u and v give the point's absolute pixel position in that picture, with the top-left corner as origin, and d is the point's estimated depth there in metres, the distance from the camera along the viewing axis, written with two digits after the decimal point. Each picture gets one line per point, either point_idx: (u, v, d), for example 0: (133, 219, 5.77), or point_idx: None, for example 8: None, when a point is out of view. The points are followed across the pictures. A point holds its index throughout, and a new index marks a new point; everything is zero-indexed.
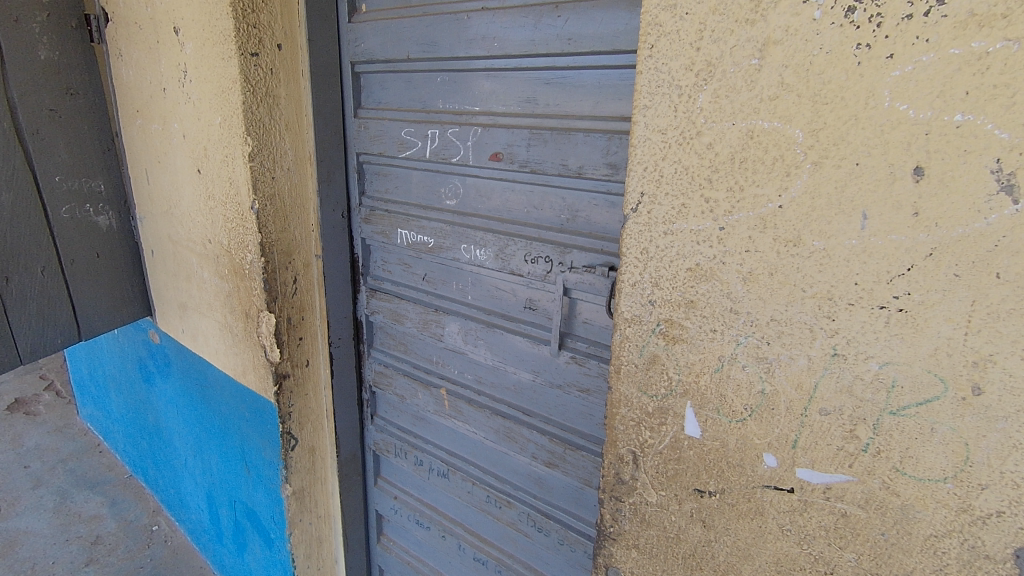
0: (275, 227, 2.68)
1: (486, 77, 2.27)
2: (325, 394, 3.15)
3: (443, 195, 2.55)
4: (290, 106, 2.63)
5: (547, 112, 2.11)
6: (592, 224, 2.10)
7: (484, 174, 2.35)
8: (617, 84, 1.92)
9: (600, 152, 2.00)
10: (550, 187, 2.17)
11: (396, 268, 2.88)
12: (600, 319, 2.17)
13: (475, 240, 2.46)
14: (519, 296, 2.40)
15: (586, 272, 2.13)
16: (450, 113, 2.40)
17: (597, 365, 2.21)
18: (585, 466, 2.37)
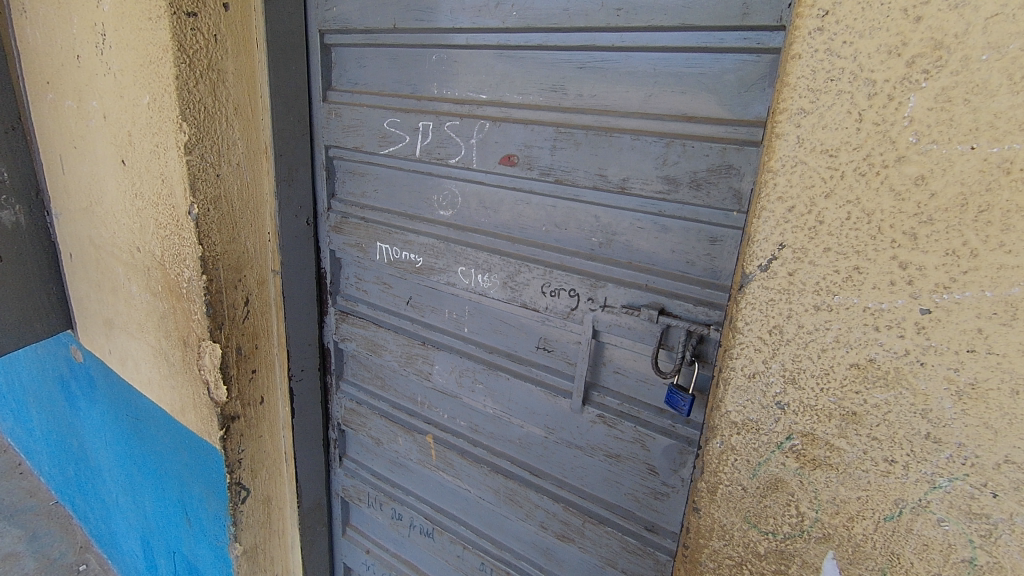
0: (220, 238, 2.16)
1: (498, 58, 1.76)
2: (284, 436, 2.63)
3: (435, 205, 2.05)
4: (239, 84, 2.07)
5: (581, 106, 1.62)
6: (634, 253, 1.64)
7: (489, 182, 1.86)
8: (680, 73, 1.45)
9: (653, 161, 1.52)
10: (580, 202, 1.69)
11: (373, 288, 2.36)
12: (637, 370, 1.73)
13: (477, 262, 1.97)
14: (531, 333, 1.94)
15: (624, 313, 1.66)
16: (447, 102, 1.89)
17: (632, 428, 1.76)
18: (608, 543, 1.92)
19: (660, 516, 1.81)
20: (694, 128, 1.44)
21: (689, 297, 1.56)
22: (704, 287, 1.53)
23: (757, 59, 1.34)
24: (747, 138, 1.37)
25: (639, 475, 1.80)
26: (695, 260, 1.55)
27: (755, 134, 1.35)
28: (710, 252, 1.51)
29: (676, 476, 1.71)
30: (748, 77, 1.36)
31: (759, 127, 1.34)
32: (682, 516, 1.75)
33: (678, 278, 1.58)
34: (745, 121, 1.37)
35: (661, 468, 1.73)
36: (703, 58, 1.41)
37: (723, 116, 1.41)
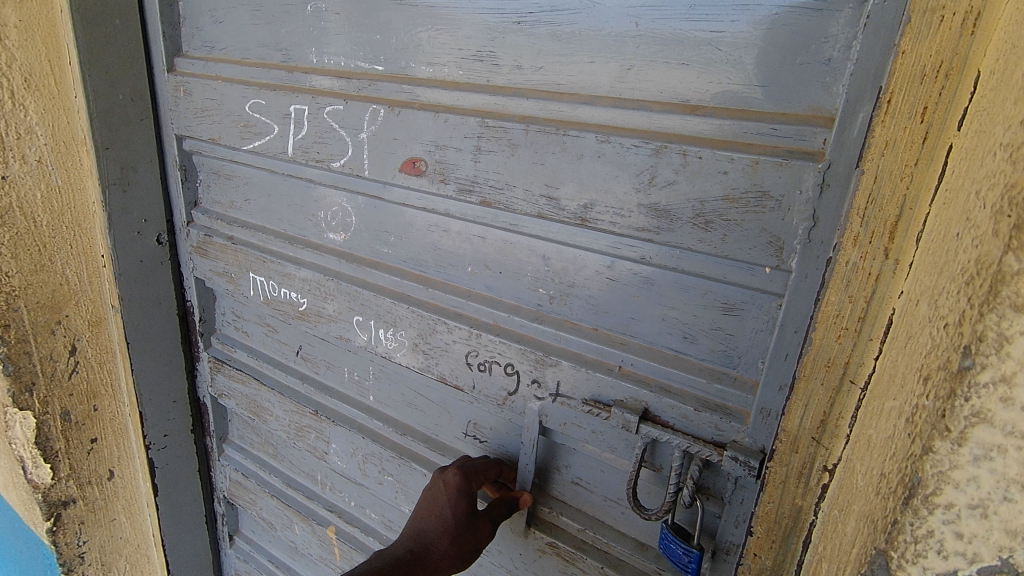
0: (20, 267, 1.57)
1: (397, 9, 1.15)
2: (147, 517, 2.00)
3: (322, 226, 1.43)
4: (30, 47, 1.45)
5: (521, 85, 1.03)
6: (601, 313, 1.07)
7: (390, 199, 1.25)
8: (679, 32, 0.86)
9: (632, 177, 0.91)
10: (520, 234, 1.10)
11: (256, 330, 1.74)
12: (605, 486, 1.16)
13: (378, 312, 1.35)
14: (456, 414, 1.36)
15: (583, 412, 1.07)
16: (327, 74, 1.26)
17: (597, 570, 1.18)
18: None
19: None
20: (702, 125, 0.85)
21: (687, 395, 0.99)
22: (711, 380, 0.96)
23: (817, 6, 0.75)
24: (794, 144, 0.79)
25: None
26: (694, 333, 0.98)
27: (812, 137, 0.77)
28: (722, 328, 0.95)
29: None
30: (797, 38, 0.78)
31: (816, 125, 0.77)
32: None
33: (669, 360, 1.01)
34: (789, 116, 0.80)
35: None
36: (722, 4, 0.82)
37: (753, 105, 0.83)
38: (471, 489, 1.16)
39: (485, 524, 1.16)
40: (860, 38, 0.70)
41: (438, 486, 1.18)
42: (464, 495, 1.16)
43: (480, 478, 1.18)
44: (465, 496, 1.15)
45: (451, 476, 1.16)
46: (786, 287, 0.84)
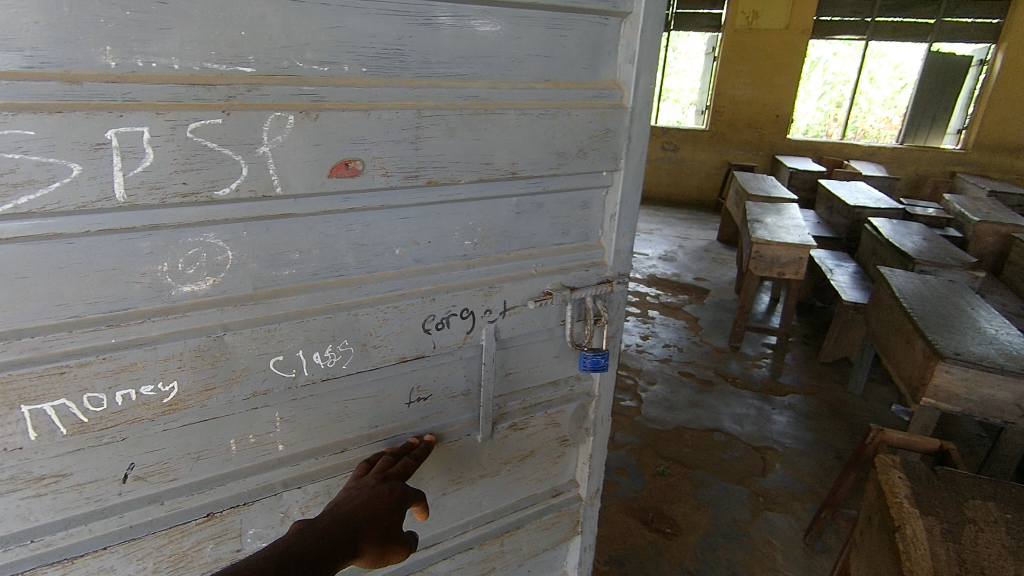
0: None
1: (269, 3, 1.13)
2: None
3: (169, 280, 1.21)
4: None
5: (432, 77, 1.32)
6: (515, 240, 1.58)
7: (307, 212, 1.28)
8: (544, 38, 1.43)
9: (537, 140, 1.47)
10: (455, 202, 1.45)
11: (18, 505, 1.21)
12: (535, 355, 1.76)
13: (307, 336, 1.35)
14: (398, 389, 1.56)
15: (533, 306, 1.63)
16: (158, 82, 1.07)
17: (543, 416, 1.83)
18: (529, 539, 1.94)
19: (562, 477, 1.98)
20: (567, 95, 1.49)
21: (578, 268, 1.69)
22: (585, 250, 1.70)
23: (604, 23, 1.50)
24: (611, 101, 1.56)
25: (551, 452, 1.92)
26: (570, 229, 1.66)
27: (615, 95, 1.57)
28: (582, 217, 1.67)
29: (578, 430, 1.93)
30: (602, 36, 1.51)
31: (615, 88, 1.56)
32: (581, 464, 1.99)
33: (560, 250, 1.67)
34: (603, 84, 1.55)
35: (569, 431, 1.91)
36: (568, 18, 1.44)
37: (586, 78, 1.53)
38: (404, 503, 1.36)
39: (393, 546, 1.29)
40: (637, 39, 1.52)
41: (380, 488, 1.35)
42: (400, 503, 1.36)
43: (411, 496, 1.40)
44: (400, 504, 1.35)
45: (400, 486, 1.37)
46: (612, 179, 1.66)
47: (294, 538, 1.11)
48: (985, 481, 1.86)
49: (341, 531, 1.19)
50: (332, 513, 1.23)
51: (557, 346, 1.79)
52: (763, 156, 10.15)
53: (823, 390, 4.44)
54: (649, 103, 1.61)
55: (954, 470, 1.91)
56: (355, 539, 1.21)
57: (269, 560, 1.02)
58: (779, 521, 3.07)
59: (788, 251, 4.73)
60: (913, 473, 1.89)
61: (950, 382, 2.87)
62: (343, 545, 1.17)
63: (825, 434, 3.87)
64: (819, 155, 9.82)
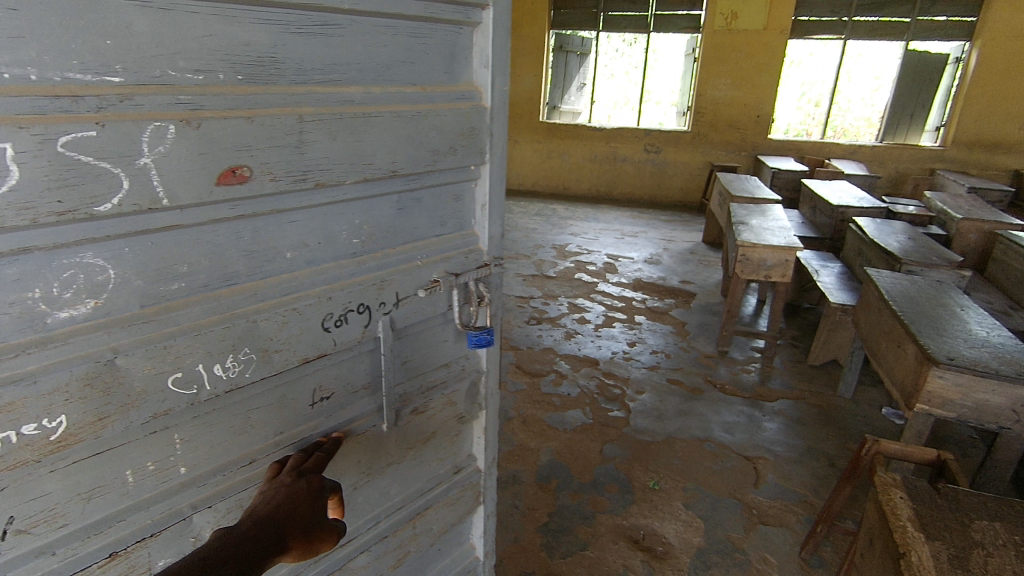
0: None
1: (133, 9, 1.05)
2: None
3: (43, 308, 1.08)
4: None
5: (307, 84, 1.29)
6: (399, 235, 1.59)
7: (195, 222, 1.21)
8: (408, 40, 1.45)
9: (410, 137, 1.49)
10: (341, 203, 1.43)
11: None
12: (430, 344, 1.79)
13: (206, 349, 1.27)
14: (302, 392, 1.50)
15: (424, 295, 1.67)
16: (11, 95, 0.96)
17: (441, 399, 1.89)
18: (438, 517, 2.03)
19: (461, 453, 2.06)
20: (433, 95, 1.53)
21: (458, 255, 1.74)
22: (463, 240, 1.76)
23: (461, 27, 1.55)
24: (473, 102, 1.63)
25: (451, 433, 1.99)
26: (448, 220, 1.71)
27: (477, 95, 1.64)
28: (457, 209, 1.73)
29: (472, 406, 2.01)
30: (460, 44, 1.57)
31: (476, 90, 1.63)
32: (476, 439, 2.09)
33: (442, 242, 1.71)
34: (466, 88, 1.61)
35: (465, 408, 1.99)
36: (428, 27, 1.48)
37: (449, 83, 1.58)
38: (325, 495, 1.38)
39: (324, 535, 1.32)
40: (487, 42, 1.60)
41: (297, 484, 1.36)
42: (321, 495, 1.37)
43: (331, 486, 1.42)
44: (321, 496, 1.37)
45: (318, 478, 1.39)
46: (480, 172, 1.73)
47: (218, 546, 1.11)
48: (988, 499, 1.78)
49: (267, 532, 1.20)
50: (251, 518, 1.23)
51: (449, 331, 1.83)
52: (745, 156, 10.13)
53: (813, 395, 4.37)
54: (506, 104, 1.71)
55: (955, 488, 1.82)
56: (283, 539, 1.23)
57: (195, 571, 1.03)
58: (774, 536, 2.98)
59: (776, 254, 4.67)
60: (914, 492, 1.79)
61: (944, 388, 2.79)
62: (270, 545, 1.19)
63: (817, 441, 3.79)
64: (800, 155, 9.83)
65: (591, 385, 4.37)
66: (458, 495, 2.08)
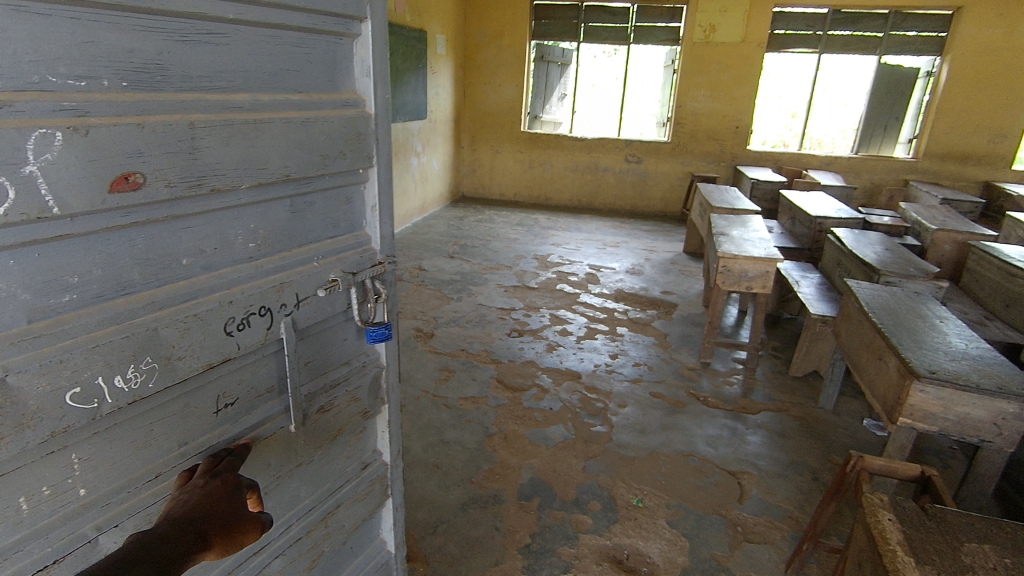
0: None
1: (12, 11, 0.97)
2: None
3: None
4: None
5: (196, 92, 1.24)
6: (293, 237, 1.55)
7: (87, 231, 1.11)
8: (292, 49, 1.43)
9: (298, 139, 1.46)
10: (232, 209, 1.37)
11: None
12: (329, 345, 1.74)
13: (106, 360, 1.16)
14: (201, 400, 1.40)
15: (324, 293, 1.63)
16: None
17: (346, 398, 1.84)
18: (349, 514, 1.97)
19: (367, 449, 2.01)
20: (319, 103, 1.50)
21: (352, 254, 1.72)
22: (354, 240, 1.74)
23: (342, 39, 1.55)
24: (359, 109, 1.62)
25: (357, 431, 1.93)
26: (340, 223, 1.68)
27: (361, 104, 1.63)
28: (348, 211, 1.71)
29: (377, 400, 1.96)
30: (340, 55, 1.55)
31: (359, 99, 1.62)
32: (381, 433, 2.05)
33: (336, 244, 1.68)
34: (350, 96, 1.60)
35: (370, 404, 1.94)
36: (309, 38, 1.46)
37: (333, 91, 1.56)
38: (240, 488, 1.33)
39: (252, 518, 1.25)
40: (362, 51, 1.59)
41: (209, 485, 1.30)
42: (235, 488, 1.32)
43: (244, 482, 1.37)
44: (235, 489, 1.31)
45: (229, 475, 1.34)
46: (367, 175, 1.72)
47: (130, 550, 1.03)
48: (977, 520, 1.74)
49: (183, 529, 1.13)
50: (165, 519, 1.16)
51: (347, 329, 1.80)
52: (724, 167, 10.23)
53: (795, 406, 4.36)
54: (387, 113, 1.72)
55: (943, 508, 1.78)
56: (204, 537, 1.15)
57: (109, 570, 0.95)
58: (759, 554, 2.93)
59: (755, 266, 4.67)
60: (903, 515, 1.74)
61: (925, 402, 2.77)
62: (189, 539, 1.12)
63: (800, 454, 3.77)
64: (779, 165, 9.95)
65: (573, 399, 4.30)
66: (368, 489, 2.02)
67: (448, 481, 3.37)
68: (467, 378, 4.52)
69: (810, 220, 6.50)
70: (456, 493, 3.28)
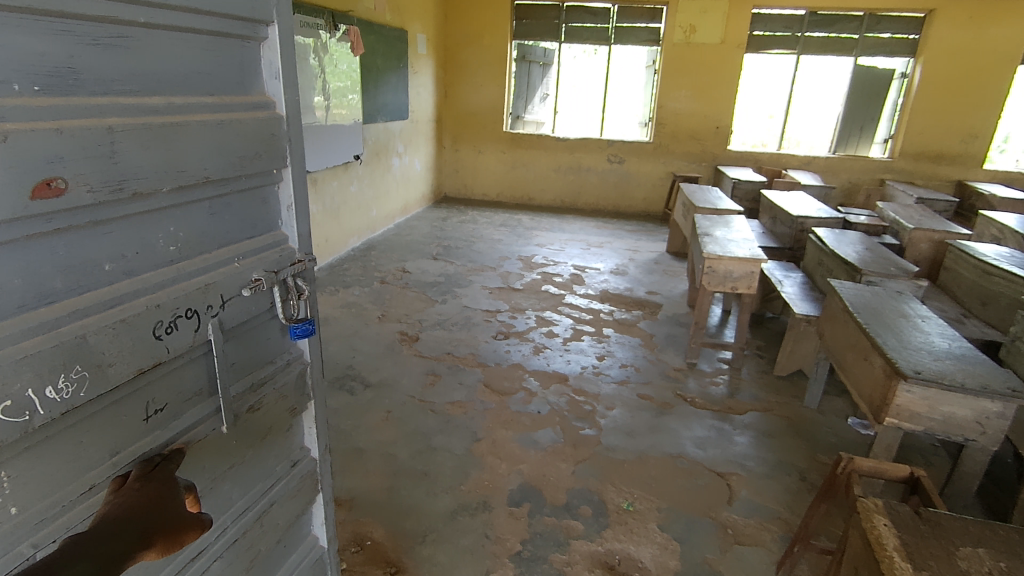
0: None
1: None
2: None
3: None
4: None
5: (108, 96, 1.18)
6: (213, 238, 1.49)
7: (6, 239, 1.04)
8: (201, 51, 1.37)
9: (214, 137, 1.40)
10: (149, 215, 1.31)
11: None
12: (253, 346, 1.68)
13: (36, 370, 1.08)
14: (131, 406, 1.33)
15: (250, 292, 1.57)
16: None
17: (275, 398, 1.78)
18: (283, 511, 1.90)
19: (294, 447, 1.95)
20: (231, 104, 1.45)
21: (271, 254, 1.67)
22: (272, 239, 1.68)
23: (249, 42, 1.49)
24: (269, 112, 1.57)
25: (285, 430, 1.87)
26: (257, 223, 1.63)
27: (272, 106, 1.58)
28: (264, 212, 1.65)
29: (303, 396, 1.91)
30: (246, 59, 1.50)
31: (269, 101, 1.57)
32: (307, 428, 2.00)
33: (257, 243, 1.63)
34: (259, 98, 1.55)
35: (297, 401, 1.89)
36: (217, 41, 1.41)
37: (243, 93, 1.51)
38: (176, 486, 1.32)
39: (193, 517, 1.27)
40: (270, 53, 1.55)
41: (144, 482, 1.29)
42: (172, 486, 1.31)
43: (179, 480, 1.36)
44: (171, 487, 1.31)
45: (164, 474, 1.33)
46: (281, 175, 1.67)
47: (66, 549, 1.02)
48: (971, 523, 1.75)
49: (127, 527, 1.14)
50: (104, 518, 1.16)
51: (271, 328, 1.74)
52: (706, 166, 10.32)
53: (780, 406, 4.40)
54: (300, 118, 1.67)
55: (937, 512, 1.79)
56: (147, 537, 1.15)
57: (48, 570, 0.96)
58: (751, 556, 2.93)
59: (740, 266, 4.69)
60: (898, 519, 1.75)
61: (911, 402, 2.80)
62: (135, 536, 1.13)
63: (787, 454, 3.79)
64: (759, 165, 10.06)
65: (562, 402, 4.28)
66: (300, 484, 1.97)
67: (437, 489, 3.32)
68: (453, 382, 4.47)
69: (791, 219, 6.58)
70: (445, 500, 3.23)
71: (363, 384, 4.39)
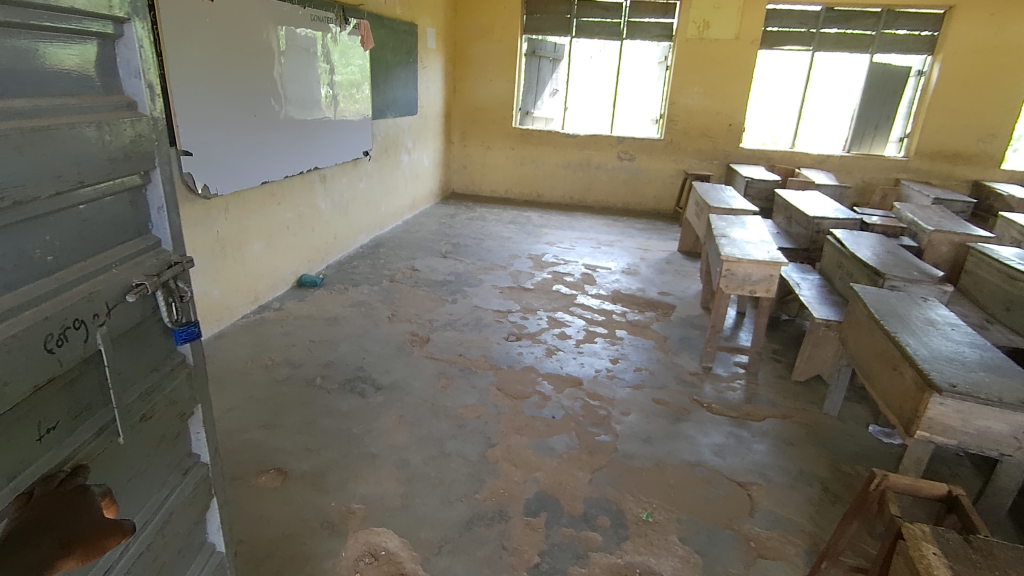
0: None
1: None
2: None
3: None
4: None
5: None
6: (87, 243, 1.37)
7: None
8: (56, 50, 1.26)
9: (84, 139, 1.29)
10: (21, 225, 1.20)
11: None
12: (135, 355, 1.55)
13: None
14: (27, 424, 1.21)
15: (134, 296, 1.46)
16: None
17: (168, 407, 1.66)
18: (181, 520, 1.77)
19: (184, 454, 1.81)
20: (91, 105, 1.33)
21: (146, 257, 1.56)
22: (144, 244, 1.57)
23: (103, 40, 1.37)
24: (132, 113, 1.46)
25: (175, 437, 1.74)
26: (127, 226, 1.51)
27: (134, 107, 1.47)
28: (132, 215, 1.53)
29: (192, 400, 1.78)
30: (100, 57, 1.37)
31: (131, 102, 1.46)
32: (196, 433, 1.86)
33: (130, 248, 1.51)
34: (119, 98, 1.43)
35: (187, 406, 1.76)
36: (73, 39, 1.29)
37: (103, 93, 1.39)
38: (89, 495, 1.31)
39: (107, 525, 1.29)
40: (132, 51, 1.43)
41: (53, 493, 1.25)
42: (83, 496, 1.29)
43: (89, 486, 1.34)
44: (83, 496, 1.29)
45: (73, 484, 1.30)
46: (148, 178, 1.55)
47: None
48: None
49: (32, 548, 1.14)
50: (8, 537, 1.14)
51: (150, 335, 1.61)
52: (718, 164, 10.19)
53: (800, 412, 4.31)
54: (161, 120, 1.57)
55: (988, 540, 1.71)
56: (67, 545, 1.19)
57: None
58: (776, 571, 2.85)
59: (760, 269, 4.59)
60: (947, 545, 1.67)
61: (944, 415, 2.71)
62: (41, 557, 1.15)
63: (809, 463, 3.70)
64: (772, 163, 9.92)
65: (576, 407, 4.20)
66: (197, 488, 1.84)
67: (451, 496, 3.25)
68: (466, 385, 4.40)
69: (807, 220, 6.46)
70: (459, 509, 3.16)
71: (374, 386, 4.32)
